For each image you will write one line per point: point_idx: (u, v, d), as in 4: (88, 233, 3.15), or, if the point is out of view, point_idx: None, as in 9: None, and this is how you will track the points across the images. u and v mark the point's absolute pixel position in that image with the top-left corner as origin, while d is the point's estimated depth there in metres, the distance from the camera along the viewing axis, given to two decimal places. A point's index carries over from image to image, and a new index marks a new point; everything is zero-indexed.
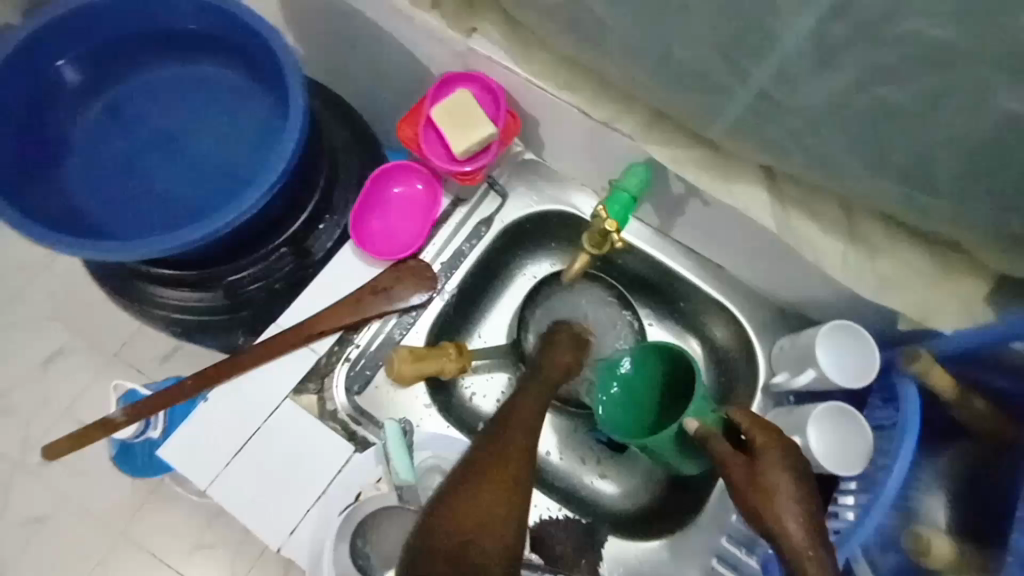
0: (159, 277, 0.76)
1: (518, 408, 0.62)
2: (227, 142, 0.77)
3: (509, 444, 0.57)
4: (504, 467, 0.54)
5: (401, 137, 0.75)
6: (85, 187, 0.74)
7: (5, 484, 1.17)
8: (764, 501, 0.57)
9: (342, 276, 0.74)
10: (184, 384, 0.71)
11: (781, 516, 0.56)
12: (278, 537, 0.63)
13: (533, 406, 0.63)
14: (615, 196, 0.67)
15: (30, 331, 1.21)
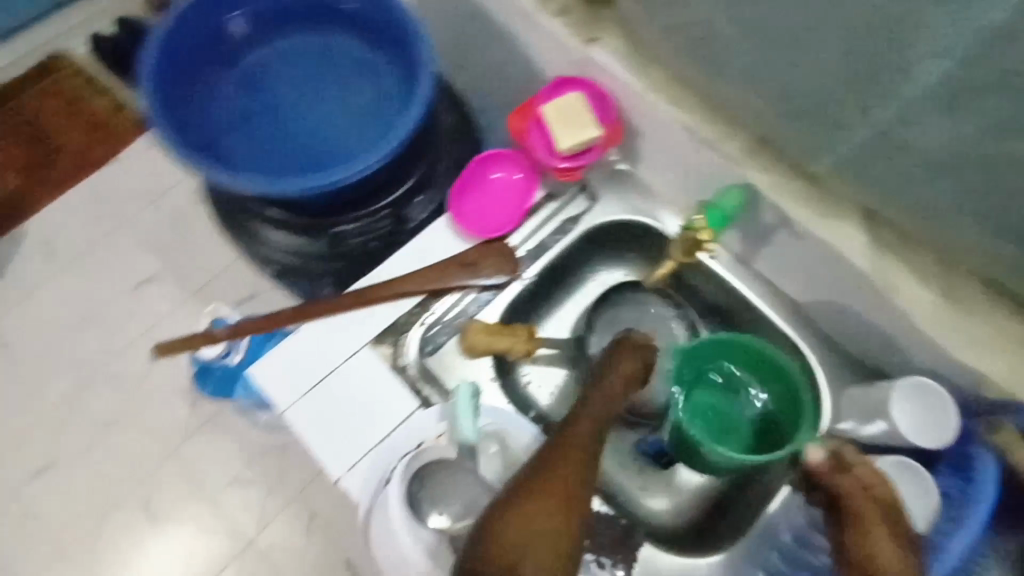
0: (270, 217, 0.84)
1: (576, 425, 0.61)
2: (354, 109, 0.84)
3: (568, 466, 0.58)
4: (564, 485, 0.56)
5: (511, 127, 0.80)
6: (226, 124, 0.82)
7: (81, 388, 1.27)
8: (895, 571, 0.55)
9: (433, 246, 0.79)
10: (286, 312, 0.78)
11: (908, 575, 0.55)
12: (339, 468, 0.68)
13: (591, 424, 0.62)
14: (712, 214, 0.69)
15: (129, 255, 1.33)
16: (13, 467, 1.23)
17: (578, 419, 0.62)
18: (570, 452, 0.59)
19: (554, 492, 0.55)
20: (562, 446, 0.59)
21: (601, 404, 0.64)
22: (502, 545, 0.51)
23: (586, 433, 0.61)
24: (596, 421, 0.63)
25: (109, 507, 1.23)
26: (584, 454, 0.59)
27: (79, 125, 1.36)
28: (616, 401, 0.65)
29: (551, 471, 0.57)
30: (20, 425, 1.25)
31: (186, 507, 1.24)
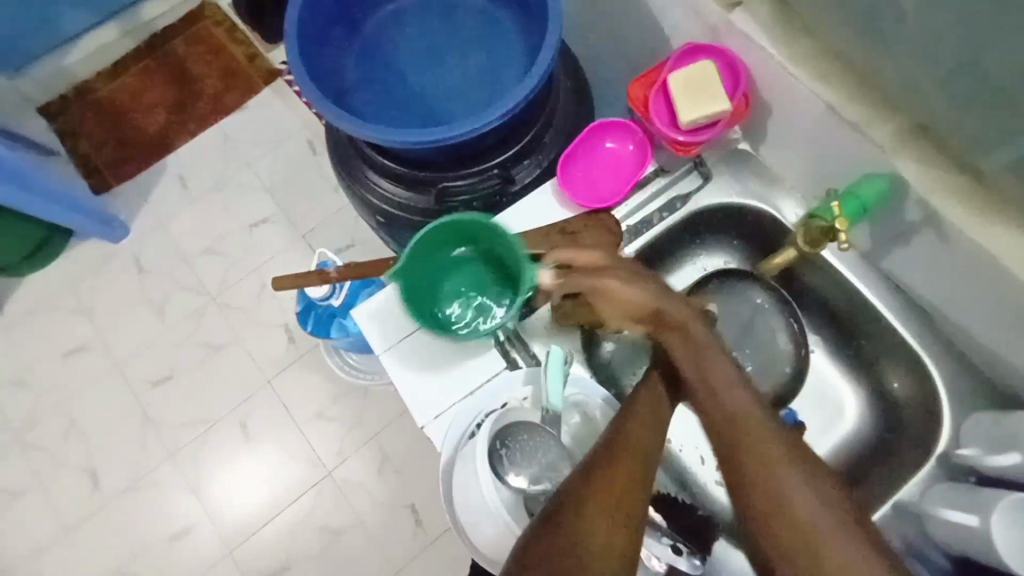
0: (382, 168, 0.86)
1: (627, 422, 0.59)
2: (474, 68, 0.85)
3: (615, 484, 0.53)
4: (619, 477, 0.54)
5: (631, 95, 0.76)
6: (354, 75, 0.85)
7: (200, 312, 1.41)
8: (679, 322, 0.63)
9: (536, 210, 0.79)
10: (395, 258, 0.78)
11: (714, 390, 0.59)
12: (425, 415, 0.71)
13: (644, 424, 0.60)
14: (848, 201, 0.64)
15: (250, 195, 1.44)
16: (141, 375, 1.39)
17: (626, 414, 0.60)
18: (622, 459, 0.55)
19: (598, 507, 0.52)
20: (607, 458, 0.56)
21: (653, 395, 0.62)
22: (554, 553, 0.49)
23: (636, 433, 0.58)
24: (649, 419, 0.60)
25: (213, 422, 1.36)
26: (636, 469, 0.55)
27: (217, 72, 1.48)
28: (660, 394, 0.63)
29: (598, 495, 0.52)
30: (148, 338, 1.41)
31: (276, 432, 1.35)
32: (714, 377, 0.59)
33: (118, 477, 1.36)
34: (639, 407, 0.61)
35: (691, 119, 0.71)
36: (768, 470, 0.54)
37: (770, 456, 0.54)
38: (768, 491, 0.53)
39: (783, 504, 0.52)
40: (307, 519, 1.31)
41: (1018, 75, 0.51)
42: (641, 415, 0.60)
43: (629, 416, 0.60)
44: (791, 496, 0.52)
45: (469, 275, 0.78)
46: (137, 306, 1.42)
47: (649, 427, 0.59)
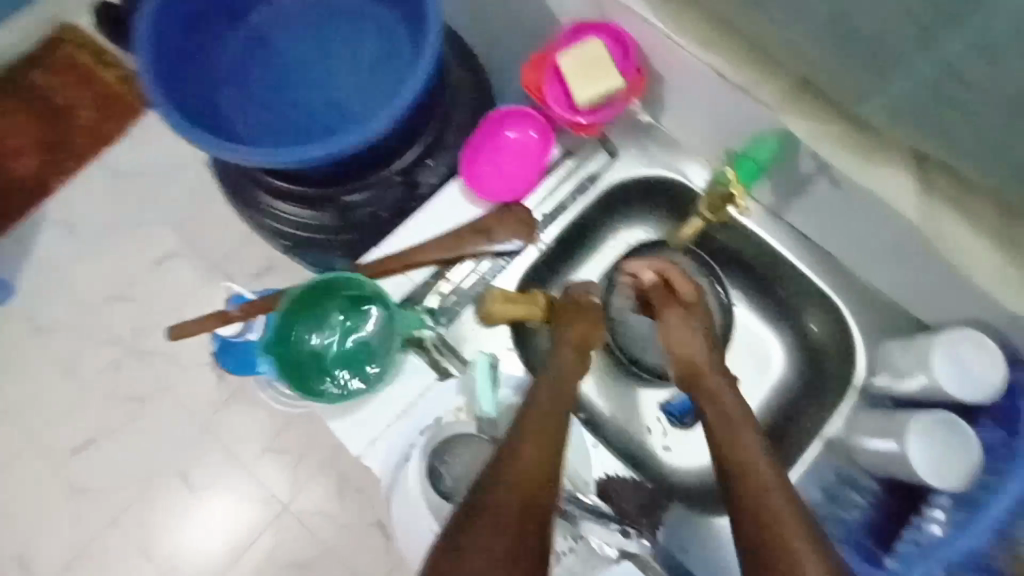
0: (281, 190, 0.81)
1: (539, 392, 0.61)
2: (359, 70, 0.80)
3: (523, 479, 0.51)
4: (543, 435, 0.56)
5: (525, 80, 0.74)
6: (229, 95, 0.79)
7: (115, 365, 1.29)
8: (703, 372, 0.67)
9: (446, 212, 0.76)
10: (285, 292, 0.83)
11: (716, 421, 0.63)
12: (360, 444, 0.69)
13: (553, 391, 0.62)
14: (742, 164, 0.66)
15: (149, 231, 1.32)
16: (60, 443, 1.27)
17: (530, 404, 0.60)
18: (527, 452, 0.53)
19: (514, 509, 0.48)
20: (512, 454, 0.53)
21: (553, 385, 0.63)
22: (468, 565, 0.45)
23: (542, 421, 0.57)
24: (551, 410, 0.59)
25: (152, 479, 1.27)
26: (543, 459, 0.54)
27: (89, 101, 1.34)
28: (570, 374, 0.64)
29: (510, 498, 0.49)
30: (61, 402, 1.28)
31: (225, 476, 1.27)
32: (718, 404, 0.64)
33: (54, 556, 1.24)
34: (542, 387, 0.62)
35: (588, 100, 0.70)
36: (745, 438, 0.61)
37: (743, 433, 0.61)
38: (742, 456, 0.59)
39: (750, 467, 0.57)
40: (272, 560, 1.25)
41: None
42: (543, 407, 0.59)
43: (533, 408, 0.59)
44: (773, 508, 0.54)
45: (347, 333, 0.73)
46: (40, 369, 1.29)
47: (553, 413, 0.59)
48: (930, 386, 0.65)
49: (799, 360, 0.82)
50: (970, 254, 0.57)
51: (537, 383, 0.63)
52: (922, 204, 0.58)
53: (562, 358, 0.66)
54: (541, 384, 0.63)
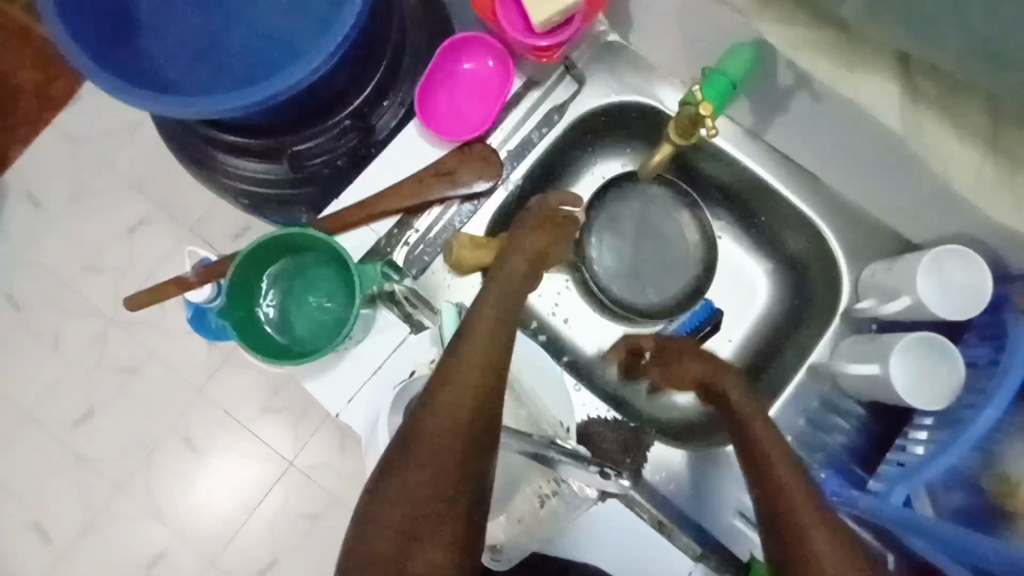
0: (230, 144, 0.75)
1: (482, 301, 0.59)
2: (295, 5, 0.73)
3: (458, 403, 0.50)
4: (487, 356, 0.53)
5: (476, 3, 0.67)
6: (156, 43, 0.72)
7: (101, 337, 1.26)
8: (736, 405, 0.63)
9: (405, 156, 0.71)
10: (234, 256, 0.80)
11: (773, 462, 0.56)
12: (337, 403, 0.67)
13: (495, 297, 0.60)
14: (712, 81, 0.61)
15: (114, 197, 1.25)
16: (56, 417, 1.26)
17: (473, 319, 0.57)
18: (464, 372, 0.52)
19: (446, 441, 0.48)
20: (446, 376, 0.52)
21: (498, 298, 0.60)
22: (402, 498, 0.46)
23: (483, 338, 0.55)
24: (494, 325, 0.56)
25: (152, 447, 1.26)
26: (482, 380, 0.51)
27: (30, 60, 1.23)
28: (519, 285, 0.63)
29: (444, 425, 0.48)
30: (51, 377, 1.26)
31: (224, 439, 1.26)
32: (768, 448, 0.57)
33: (68, 523, 1.26)
34: (489, 298, 0.60)
35: (546, 20, 0.64)
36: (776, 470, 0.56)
37: (779, 462, 0.56)
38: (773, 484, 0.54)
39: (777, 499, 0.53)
40: (282, 512, 1.26)
41: None
42: (486, 322, 0.56)
43: (473, 322, 0.57)
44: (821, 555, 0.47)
45: (305, 275, 0.71)
46: (25, 346, 1.26)
47: (495, 327, 0.56)
48: (913, 305, 0.63)
49: (785, 287, 0.80)
50: (956, 165, 0.53)
51: (483, 292, 0.61)
52: (908, 112, 0.53)
53: (507, 268, 0.63)
54: (489, 292, 0.61)
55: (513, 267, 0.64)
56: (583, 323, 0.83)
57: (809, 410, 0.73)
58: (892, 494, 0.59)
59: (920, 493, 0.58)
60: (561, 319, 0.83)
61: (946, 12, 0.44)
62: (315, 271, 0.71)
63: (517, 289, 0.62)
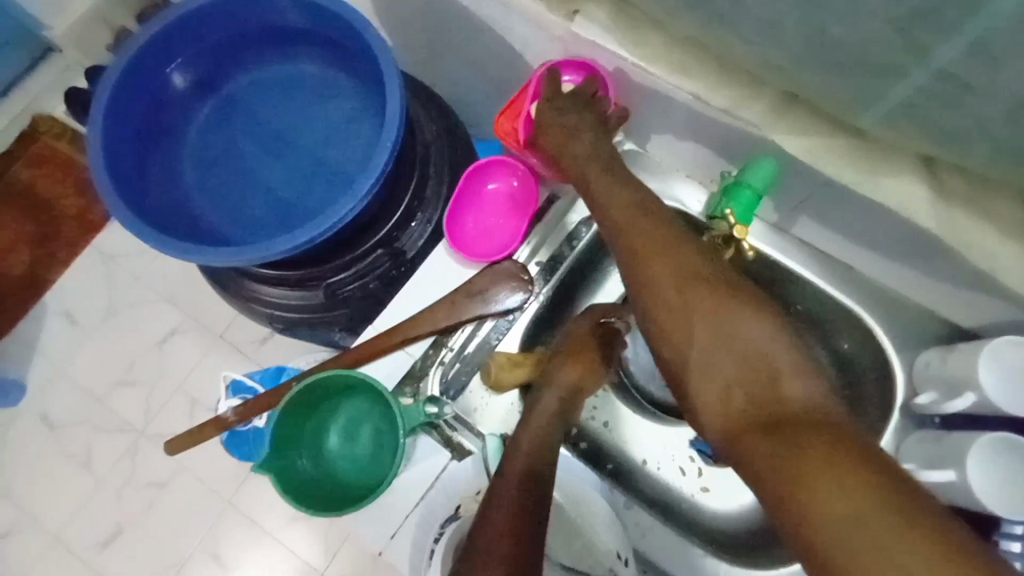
0: (263, 276, 0.78)
1: (534, 411, 0.62)
2: (323, 139, 0.78)
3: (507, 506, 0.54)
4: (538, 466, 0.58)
5: (499, 130, 0.71)
6: (196, 184, 0.78)
7: (132, 452, 1.24)
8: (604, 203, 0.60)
9: (437, 277, 0.72)
10: (265, 400, 0.79)
11: (651, 276, 0.54)
12: (380, 540, 0.64)
13: (548, 412, 0.62)
14: (738, 194, 0.63)
15: (149, 312, 1.27)
16: (83, 538, 1.22)
17: (494, 505, 0.54)
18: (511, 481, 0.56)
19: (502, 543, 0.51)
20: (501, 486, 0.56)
21: (524, 470, 0.57)
22: None
23: (508, 529, 0.52)
24: (518, 510, 0.54)
25: (182, 564, 1.21)
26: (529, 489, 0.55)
27: (73, 189, 1.28)
28: (580, 387, 0.65)
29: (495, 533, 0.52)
30: (81, 497, 1.23)
31: (252, 554, 1.20)
32: (649, 267, 0.55)
33: None
34: (544, 401, 0.63)
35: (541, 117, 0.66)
36: (765, 384, 0.49)
37: (664, 277, 0.54)
38: (761, 406, 0.48)
39: (758, 426, 0.47)
40: None
41: (866, 29, 0.43)
42: (539, 427, 0.61)
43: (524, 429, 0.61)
44: (742, 347, 0.50)
45: (340, 413, 0.70)
46: (56, 466, 1.24)
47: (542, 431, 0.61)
48: (980, 401, 0.60)
49: None
50: (996, 260, 0.52)
51: (515, 445, 0.60)
52: (937, 209, 0.53)
53: (552, 388, 0.63)
54: (536, 413, 0.62)
55: (542, 409, 0.62)
56: (624, 426, 0.81)
57: None
58: None
59: None
60: (602, 423, 0.80)
61: (970, 128, 0.45)
62: (340, 403, 0.70)
63: (562, 405, 0.63)
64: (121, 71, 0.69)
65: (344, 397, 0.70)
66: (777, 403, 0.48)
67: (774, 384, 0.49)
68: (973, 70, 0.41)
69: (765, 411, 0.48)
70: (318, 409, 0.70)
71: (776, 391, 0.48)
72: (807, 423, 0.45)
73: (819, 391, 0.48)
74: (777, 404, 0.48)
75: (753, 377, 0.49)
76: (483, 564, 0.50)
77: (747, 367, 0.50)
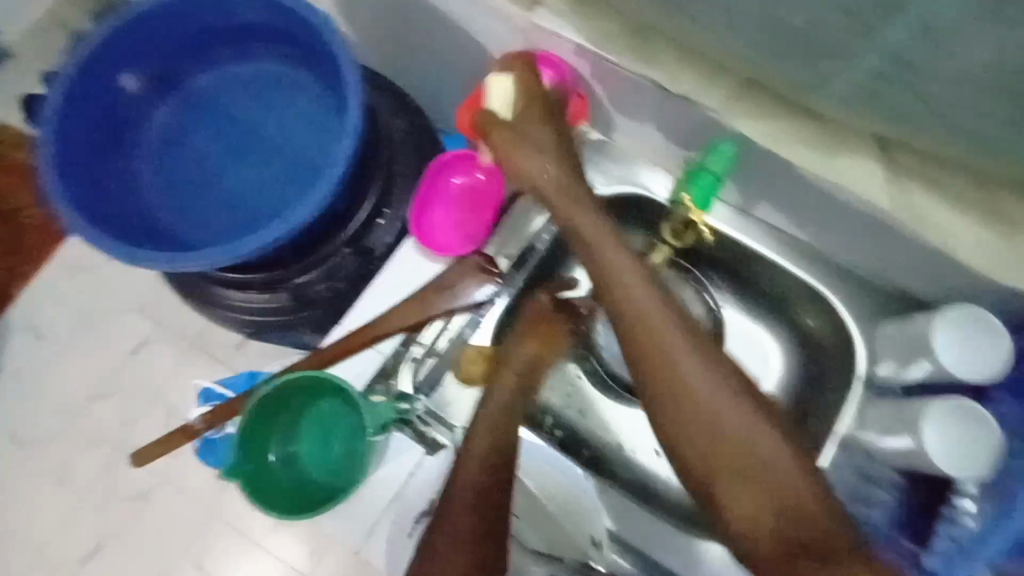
0: (230, 281, 0.77)
1: (495, 388, 0.62)
2: (286, 140, 0.77)
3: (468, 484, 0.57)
4: (502, 442, 0.59)
5: (460, 123, 0.72)
6: (157, 189, 0.77)
7: (109, 465, 1.21)
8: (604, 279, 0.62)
9: (407, 274, 0.72)
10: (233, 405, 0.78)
11: (654, 367, 0.58)
12: (358, 539, 0.64)
13: (508, 390, 0.62)
14: (699, 179, 0.64)
15: (120, 322, 1.24)
16: (62, 555, 1.19)
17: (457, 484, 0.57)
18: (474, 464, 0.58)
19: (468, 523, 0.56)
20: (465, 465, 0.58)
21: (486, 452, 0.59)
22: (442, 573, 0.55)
23: (469, 510, 0.56)
24: (480, 495, 0.57)
25: None
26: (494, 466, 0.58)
27: (33, 199, 1.24)
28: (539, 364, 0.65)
29: (460, 510, 0.56)
30: (58, 513, 1.20)
31: (237, 562, 1.18)
32: (651, 351, 0.59)
33: None
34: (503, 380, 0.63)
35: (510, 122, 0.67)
36: (760, 472, 0.54)
37: (666, 366, 0.58)
38: (760, 492, 0.54)
39: (763, 517, 0.54)
40: None
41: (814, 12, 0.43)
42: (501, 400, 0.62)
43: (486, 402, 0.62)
44: (740, 438, 0.55)
45: (311, 416, 0.70)
46: (31, 484, 1.21)
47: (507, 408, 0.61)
48: (936, 370, 0.62)
49: (799, 354, 0.79)
50: (949, 236, 0.54)
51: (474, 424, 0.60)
52: (892, 189, 0.54)
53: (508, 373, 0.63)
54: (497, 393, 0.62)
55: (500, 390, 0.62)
56: (599, 413, 0.81)
57: (849, 483, 0.69)
58: None
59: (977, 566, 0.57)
60: (576, 410, 0.81)
61: (919, 109, 0.46)
62: (311, 406, 0.70)
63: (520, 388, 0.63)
64: (70, 77, 0.67)
65: (315, 400, 0.69)
66: (776, 493, 0.54)
67: (768, 476, 0.54)
68: (918, 49, 0.42)
69: (761, 496, 0.54)
70: (288, 412, 0.70)
71: (771, 480, 0.54)
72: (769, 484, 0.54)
73: (814, 487, 0.54)
74: (776, 493, 0.54)
75: (750, 466, 0.55)
76: (446, 534, 0.56)
77: (744, 462, 0.55)
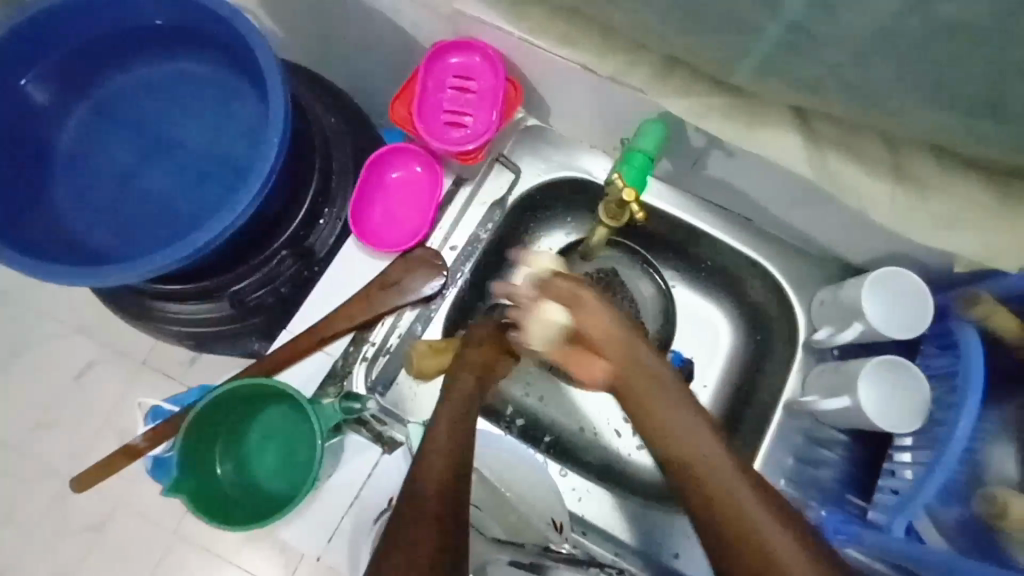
0: (164, 293, 0.74)
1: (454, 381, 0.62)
2: (213, 142, 0.74)
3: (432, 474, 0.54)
4: (461, 433, 0.58)
5: (394, 116, 0.70)
6: (76, 202, 0.73)
7: (61, 497, 1.15)
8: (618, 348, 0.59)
9: (349, 273, 0.71)
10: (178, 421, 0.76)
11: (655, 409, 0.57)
12: (318, 545, 0.63)
13: (467, 387, 0.62)
14: (630, 158, 0.64)
15: (60, 346, 1.18)
16: None
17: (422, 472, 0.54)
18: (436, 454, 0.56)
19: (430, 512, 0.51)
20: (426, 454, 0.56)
21: (449, 443, 0.57)
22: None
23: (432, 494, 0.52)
24: (445, 484, 0.54)
25: None
26: (456, 456, 0.56)
27: None
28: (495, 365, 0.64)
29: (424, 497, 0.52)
30: (10, 552, 1.14)
31: None
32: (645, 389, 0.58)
33: None
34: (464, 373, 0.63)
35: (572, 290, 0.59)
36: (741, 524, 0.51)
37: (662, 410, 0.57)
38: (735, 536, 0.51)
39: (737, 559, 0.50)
40: None
41: None
42: (461, 391, 0.61)
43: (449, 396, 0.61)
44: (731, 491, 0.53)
45: (259, 422, 0.68)
46: None
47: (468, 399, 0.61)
48: (867, 330, 0.65)
49: (746, 326, 0.81)
50: (870, 198, 0.56)
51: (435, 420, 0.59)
52: (815, 157, 0.56)
53: (467, 364, 0.63)
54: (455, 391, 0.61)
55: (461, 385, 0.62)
56: (558, 398, 0.82)
57: (795, 448, 0.72)
58: (893, 527, 0.58)
59: (920, 518, 0.58)
60: (535, 397, 0.81)
61: (827, 77, 0.47)
62: (259, 413, 0.68)
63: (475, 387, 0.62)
64: None
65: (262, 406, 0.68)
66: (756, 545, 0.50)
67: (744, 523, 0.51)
68: (818, 19, 0.44)
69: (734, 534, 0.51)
70: (235, 421, 0.68)
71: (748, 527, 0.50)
72: (738, 515, 0.51)
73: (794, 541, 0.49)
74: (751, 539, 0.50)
75: (732, 512, 0.52)
76: (407, 523, 0.51)
77: (729, 505, 0.52)
